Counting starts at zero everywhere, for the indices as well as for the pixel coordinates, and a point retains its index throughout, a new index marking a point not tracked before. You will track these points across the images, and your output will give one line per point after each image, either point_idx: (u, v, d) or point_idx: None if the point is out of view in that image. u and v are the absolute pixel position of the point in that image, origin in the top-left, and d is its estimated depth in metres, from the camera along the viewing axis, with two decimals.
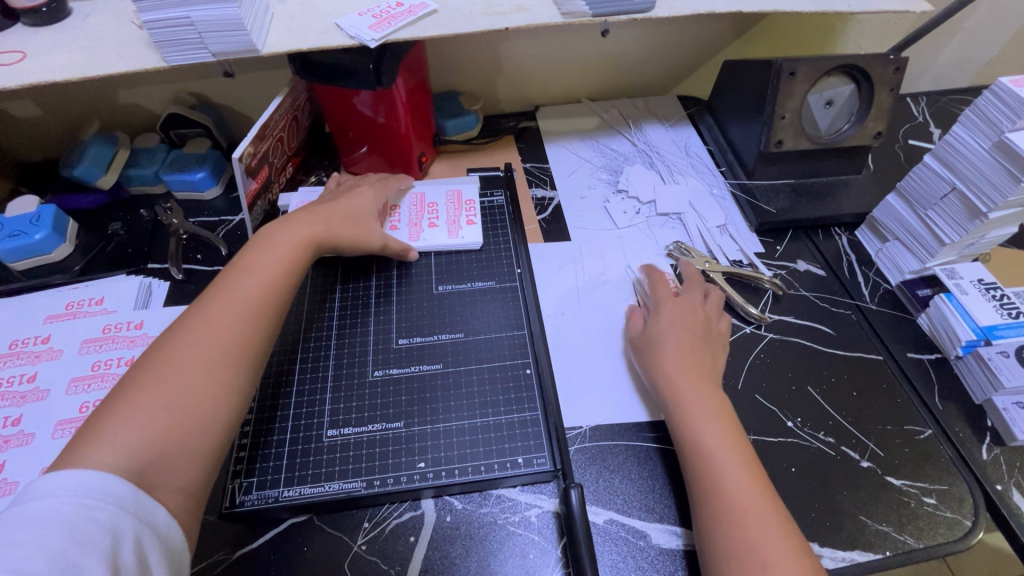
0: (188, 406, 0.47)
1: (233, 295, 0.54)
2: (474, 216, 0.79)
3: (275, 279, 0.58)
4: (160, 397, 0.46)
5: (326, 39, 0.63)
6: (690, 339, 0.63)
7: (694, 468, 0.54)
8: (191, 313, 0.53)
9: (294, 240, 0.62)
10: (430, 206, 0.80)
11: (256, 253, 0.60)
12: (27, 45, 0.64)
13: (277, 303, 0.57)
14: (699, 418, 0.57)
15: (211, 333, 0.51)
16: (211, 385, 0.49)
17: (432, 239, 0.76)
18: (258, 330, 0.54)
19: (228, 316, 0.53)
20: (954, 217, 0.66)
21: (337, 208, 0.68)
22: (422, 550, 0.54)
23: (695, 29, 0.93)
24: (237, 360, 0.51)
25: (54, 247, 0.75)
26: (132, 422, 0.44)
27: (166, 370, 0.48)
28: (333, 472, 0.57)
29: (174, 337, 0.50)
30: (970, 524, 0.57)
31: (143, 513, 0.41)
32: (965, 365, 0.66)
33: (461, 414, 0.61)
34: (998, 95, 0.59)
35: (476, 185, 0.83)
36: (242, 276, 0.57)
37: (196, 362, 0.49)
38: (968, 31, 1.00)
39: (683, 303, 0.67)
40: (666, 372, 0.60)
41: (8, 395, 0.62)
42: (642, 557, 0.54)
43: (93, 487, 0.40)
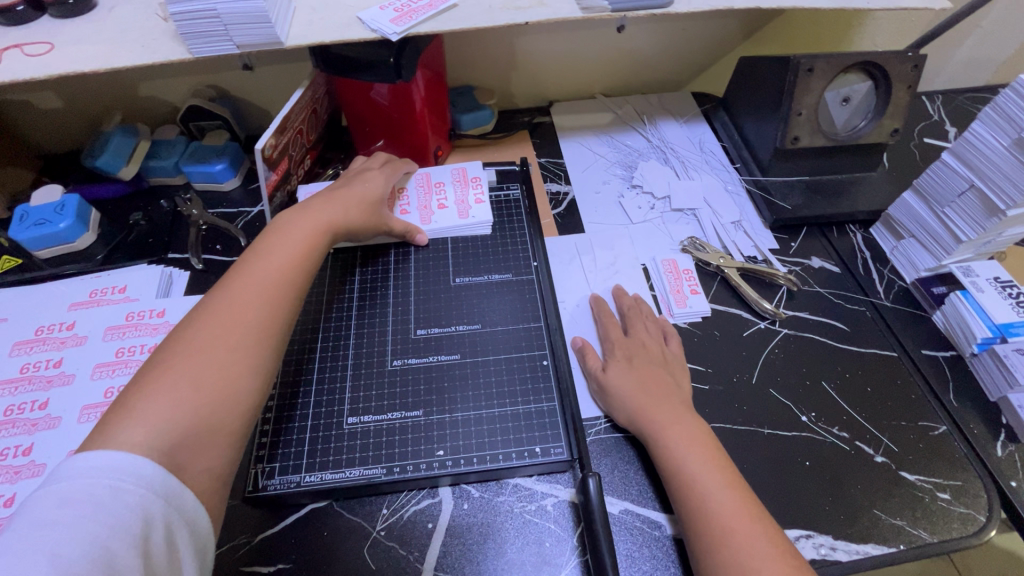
0: (214, 387, 0.48)
1: (253, 279, 0.55)
2: (482, 195, 0.80)
3: (292, 262, 0.58)
4: (186, 378, 0.47)
5: (348, 33, 0.64)
6: (648, 375, 0.61)
7: (675, 489, 0.54)
8: (211, 297, 0.54)
9: (313, 227, 0.62)
10: (437, 187, 0.80)
11: (275, 239, 0.60)
12: (55, 37, 0.65)
13: (295, 288, 0.57)
14: (673, 445, 0.56)
15: (235, 316, 0.52)
16: (236, 366, 0.49)
17: (443, 220, 0.77)
18: (278, 316, 0.54)
19: (250, 300, 0.53)
20: (971, 214, 0.66)
21: (351, 194, 0.68)
22: (439, 537, 0.55)
23: (709, 24, 0.93)
24: (261, 344, 0.52)
25: (77, 237, 0.76)
26: (159, 401, 0.45)
27: (192, 351, 0.49)
28: (354, 459, 0.58)
29: (196, 321, 0.51)
30: (984, 520, 0.58)
31: (173, 497, 0.42)
32: (980, 362, 0.66)
33: (478, 404, 0.61)
34: (1018, 92, 0.59)
35: (481, 164, 0.83)
36: (261, 260, 0.57)
37: (218, 345, 0.50)
38: (984, 29, 1.00)
39: (629, 339, 0.66)
40: (639, 407, 0.59)
41: (34, 379, 0.63)
42: (657, 547, 0.55)
43: (123, 469, 0.40)
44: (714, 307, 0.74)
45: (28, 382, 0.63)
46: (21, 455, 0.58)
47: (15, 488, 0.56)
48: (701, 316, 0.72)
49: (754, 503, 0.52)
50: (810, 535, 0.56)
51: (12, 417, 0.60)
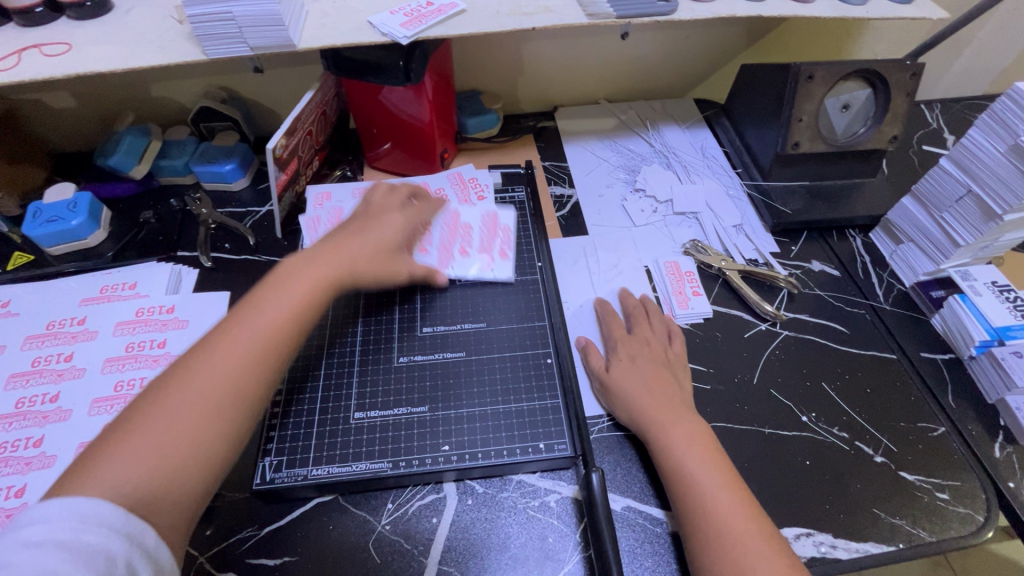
0: (177, 453, 0.44)
1: (244, 330, 0.50)
2: (508, 249, 0.76)
3: (286, 315, 0.52)
4: (150, 446, 0.43)
5: (358, 36, 0.65)
6: (651, 371, 0.63)
7: (674, 487, 0.54)
8: (198, 346, 0.49)
9: (317, 276, 0.56)
10: (464, 228, 0.77)
11: (277, 284, 0.54)
12: (73, 38, 0.66)
13: (286, 344, 0.52)
14: (672, 443, 0.56)
15: (215, 375, 0.47)
16: (202, 434, 0.45)
17: (462, 266, 0.74)
18: (260, 377, 0.49)
19: (232, 361, 0.48)
20: (968, 219, 0.67)
21: (364, 238, 0.62)
22: (443, 532, 0.56)
23: (712, 32, 0.95)
24: (238, 411, 0.47)
25: (89, 233, 0.77)
26: (123, 469, 0.42)
27: (163, 409, 0.45)
28: (360, 452, 0.58)
29: (172, 380, 0.47)
30: (982, 520, 0.58)
31: (135, 534, 0.39)
32: (978, 364, 0.67)
33: (484, 400, 0.62)
34: (1014, 99, 0.60)
35: (514, 215, 0.81)
36: (259, 306, 0.52)
37: (191, 411, 0.45)
38: (981, 40, 1.02)
39: (636, 339, 0.66)
40: (642, 407, 0.60)
41: (45, 372, 0.64)
42: (658, 543, 0.55)
43: (84, 512, 0.38)
44: (716, 309, 0.75)
45: (39, 375, 0.64)
46: (32, 447, 0.58)
47: (25, 479, 0.56)
48: (703, 317, 0.73)
49: (755, 507, 0.52)
50: (810, 533, 0.57)
51: (23, 410, 0.61)
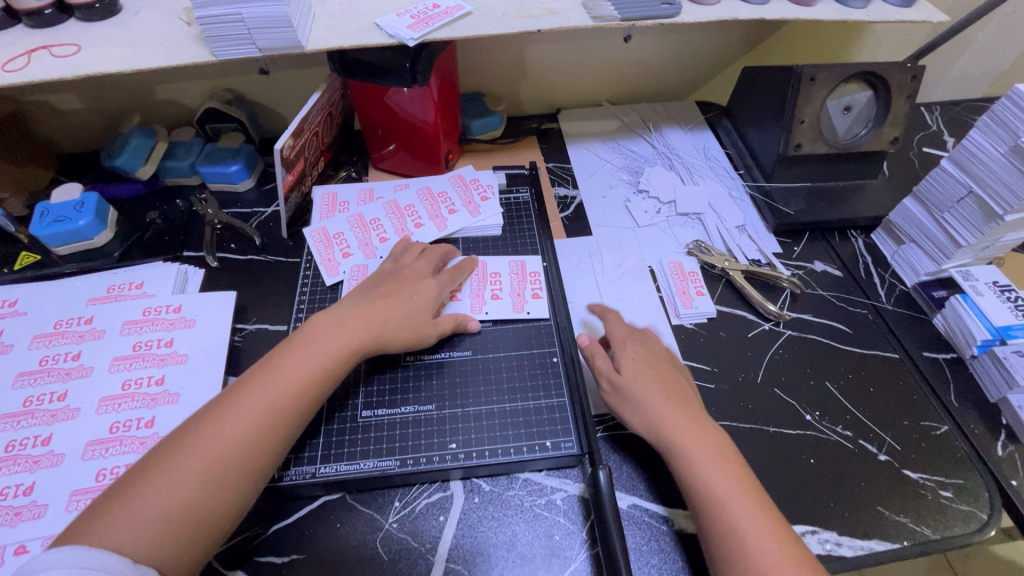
0: (181, 514, 0.45)
1: (259, 395, 0.52)
2: (540, 290, 0.72)
3: (307, 378, 0.54)
4: (161, 498, 0.45)
5: (366, 37, 0.66)
6: (660, 375, 0.60)
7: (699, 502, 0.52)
8: (215, 407, 0.51)
9: (339, 342, 0.57)
10: (493, 278, 0.73)
11: (302, 346, 0.56)
12: (82, 39, 0.67)
13: (304, 408, 0.54)
14: (695, 454, 0.54)
15: (227, 439, 0.49)
16: (207, 497, 0.46)
17: (496, 315, 0.69)
18: (274, 440, 0.51)
19: (253, 423, 0.50)
20: (969, 219, 0.68)
21: (394, 307, 0.62)
22: (450, 530, 0.56)
23: (714, 35, 0.96)
24: (244, 477, 0.49)
25: (95, 234, 0.77)
26: (140, 518, 0.44)
27: (175, 469, 0.46)
28: (368, 451, 0.59)
29: (186, 440, 0.48)
30: (985, 518, 0.59)
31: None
32: (980, 364, 0.68)
33: (490, 399, 0.62)
34: (1014, 101, 0.61)
35: (541, 259, 0.76)
36: (276, 370, 0.54)
37: (206, 468, 0.47)
38: (980, 43, 1.03)
39: (645, 344, 0.63)
40: (659, 413, 0.56)
41: (53, 371, 0.64)
42: (664, 541, 0.56)
43: (94, 560, 0.40)
44: (719, 309, 0.75)
45: (46, 374, 0.64)
46: (40, 445, 0.58)
47: (33, 478, 0.56)
48: (707, 316, 0.74)
49: (777, 516, 0.51)
50: (814, 531, 0.57)
51: (31, 408, 0.61)
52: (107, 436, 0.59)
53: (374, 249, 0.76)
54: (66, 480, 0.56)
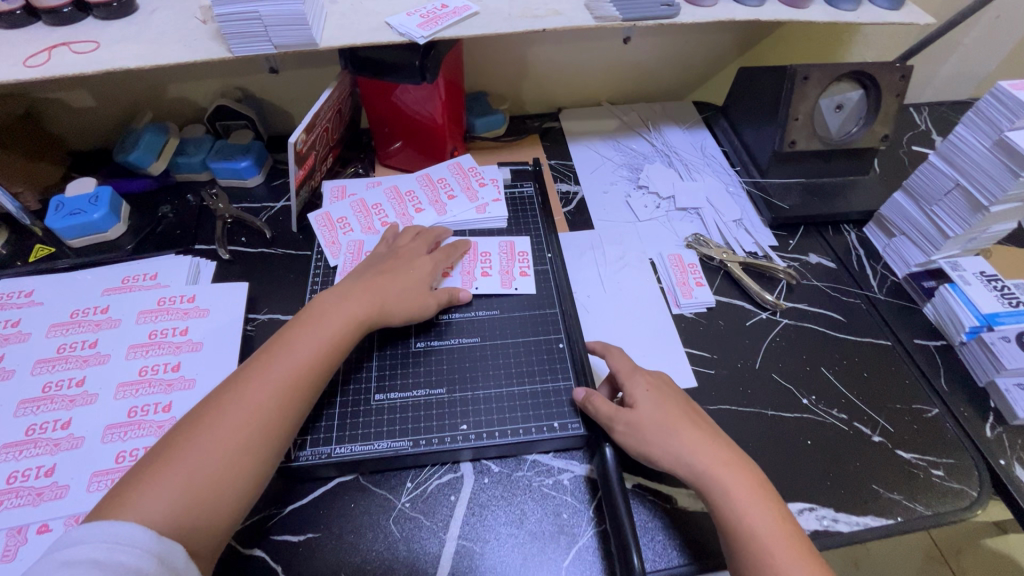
0: (204, 487, 0.47)
1: (272, 371, 0.54)
2: (528, 268, 0.75)
3: (314, 356, 0.56)
4: (182, 473, 0.46)
5: (377, 36, 0.68)
6: (681, 413, 0.58)
7: (741, 547, 0.51)
8: (231, 383, 0.53)
9: (344, 321, 0.59)
10: (484, 256, 0.76)
11: (307, 326, 0.58)
12: (100, 37, 0.69)
13: (313, 385, 0.55)
14: (737, 498, 0.52)
15: (243, 414, 0.51)
16: (227, 470, 0.48)
17: (484, 290, 0.73)
18: (287, 416, 0.53)
19: (265, 399, 0.52)
20: (957, 211, 0.71)
21: (392, 282, 0.64)
22: (461, 508, 0.58)
23: (710, 37, 0.99)
24: (262, 448, 0.50)
25: (109, 227, 0.79)
26: (162, 492, 0.45)
27: (196, 444, 0.48)
28: (382, 432, 0.60)
29: (205, 416, 0.50)
30: (975, 495, 0.61)
31: (165, 558, 0.42)
32: (968, 350, 0.70)
33: (498, 382, 0.65)
34: (998, 97, 0.65)
35: (529, 240, 0.79)
36: (288, 346, 0.56)
37: (223, 444, 0.49)
38: (965, 47, 1.07)
39: (654, 379, 0.61)
40: (692, 450, 0.55)
41: (71, 359, 0.65)
42: (668, 518, 0.58)
43: (119, 535, 0.41)
44: (718, 299, 0.77)
45: (64, 361, 0.65)
46: (60, 429, 0.60)
47: (53, 460, 0.58)
48: (706, 306, 0.76)
49: (805, 544, 0.51)
50: (812, 508, 0.59)
51: (50, 394, 0.62)
52: (125, 420, 0.61)
53: (375, 230, 0.79)
54: (85, 462, 0.58)
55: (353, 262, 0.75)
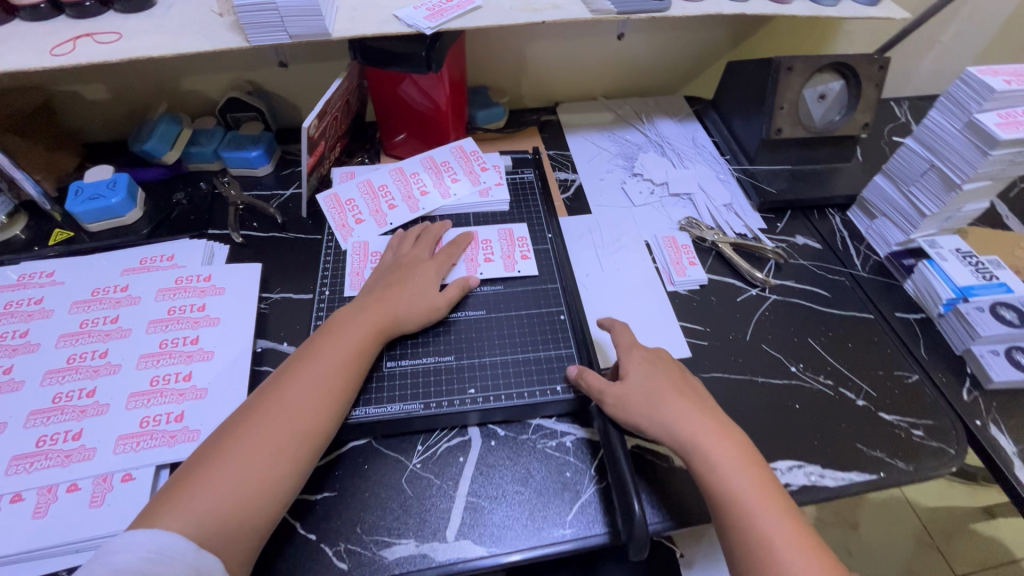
0: (247, 488, 0.50)
1: (306, 377, 0.58)
2: (528, 251, 0.79)
3: (342, 367, 0.60)
4: (227, 475, 0.50)
5: (386, 27, 0.72)
6: (670, 382, 0.61)
7: (725, 508, 0.54)
8: (270, 389, 0.57)
9: (369, 324, 0.63)
10: (484, 243, 0.79)
11: (336, 331, 0.63)
12: (122, 28, 0.72)
13: (344, 387, 0.59)
14: (720, 462, 0.55)
15: (281, 418, 0.54)
16: (267, 472, 0.52)
17: (489, 275, 0.75)
18: (323, 418, 0.56)
19: (299, 406, 0.55)
20: (933, 191, 0.76)
21: (402, 288, 0.67)
22: (470, 468, 0.61)
23: (700, 34, 1.04)
24: (299, 450, 0.54)
25: (126, 212, 0.82)
26: (210, 492, 0.49)
27: (238, 448, 0.52)
28: (394, 396, 0.64)
29: (246, 420, 0.54)
30: (953, 452, 0.65)
31: (201, 568, 0.45)
32: (946, 321, 0.75)
33: (503, 350, 0.68)
34: (967, 82, 0.69)
35: (526, 226, 0.83)
36: (320, 353, 0.60)
37: (263, 448, 0.52)
38: (943, 44, 1.12)
39: (648, 354, 0.65)
40: (676, 416, 0.58)
41: (93, 333, 0.68)
42: (665, 475, 0.62)
43: (162, 546, 0.44)
44: (710, 277, 0.81)
45: (87, 335, 0.68)
46: (86, 396, 0.63)
47: (80, 425, 0.60)
48: (699, 284, 0.80)
49: (788, 506, 0.54)
50: (801, 465, 0.63)
51: (75, 364, 0.65)
52: (148, 387, 0.64)
53: (383, 215, 0.82)
54: (111, 426, 0.60)
55: (360, 262, 0.77)
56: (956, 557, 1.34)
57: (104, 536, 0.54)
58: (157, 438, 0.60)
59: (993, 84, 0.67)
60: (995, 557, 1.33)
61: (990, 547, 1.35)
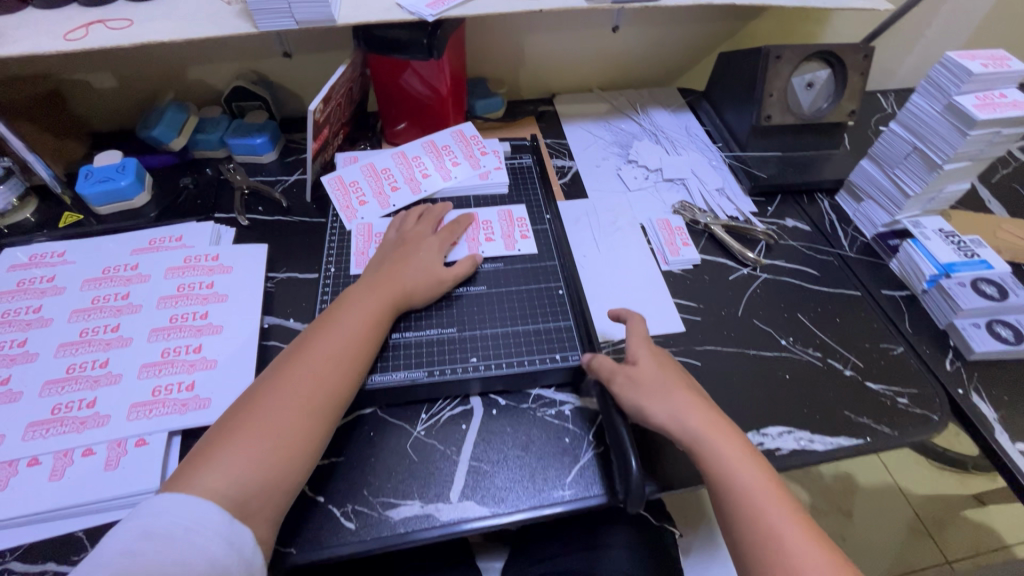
0: (273, 454, 0.52)
1: (321, 350, 0.59)
2: (527, 231, 0.81)
3: (355, 337, 0.62)
4: (251, 443, 0.52)
5: (389, 14, 0.75)
6: (673, 377, 0.62)
7: (732, 504, 0.54)
8: (287, 362, 0.59)
9: (378, 299, 0.65)
10: (484, 224, 0.81)
11: (346, 306, 0.64)
12: (133, 15, 0.75)
13: (358, 359, 0.61)
14: (725, 459, 0.55)
15: (300, 388, 0.56)
16: (289, 438, 0.53)
17: (490, 254, 0.78)
18: (339, 387, 0.58)
19: (313, 377, 0.57)
20: (916, 172, 0.79)
21: (408, 262, 0.70)
22: (472, 435, 0.63)
23: (693, 27, 1.07)
24: (318, 418, 0.56)
25: (134, 195, 0.84)
26: (234, 458, 0.51)
27: (259, 416, 0.54)
28: (398, 364, 0.66)
29: (265, 391, 0.56)
30: (937, 418, 0.67)
31: (235, 542, 0.47)
32: (929, 297, 0.78)
33: (504, 323, 0.70)
34: (947, 66, 0.72)
35: (525, 207, 0.85)
36: (333, 326, 0.62)
37: (284, 416, 0.54)
38: (928, 38, 1.16)
39: (652, 346, 0.65)
40: (679, 406, 0.59)
41: (105, 308, 0.70)
42: (662, 441, 0.64)
43: (196, 514, 0.46)
44: (703, 258, 0.84)
45: (99, 310, 0.70)
46: (99, 367, 0.64)
47: (94, 393, 0.62)
48: (692, 263, 0.83)
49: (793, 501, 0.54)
50: (790, 430, 0.66)
51: (87, 337, 0.67)
52: (160, 359, 0.66)
53: (387, 197, 0.84)
54: (123, 395, 0.62)
55: (365, 242, 0.80)
56: (948, 544, 1.37)
57: (119, 497, 0.56)
58: (169, 406, 0.62)
59: (970, 67, 0.70)
60: (988, 543, 1.35)
61: (982, 533, 1.38)
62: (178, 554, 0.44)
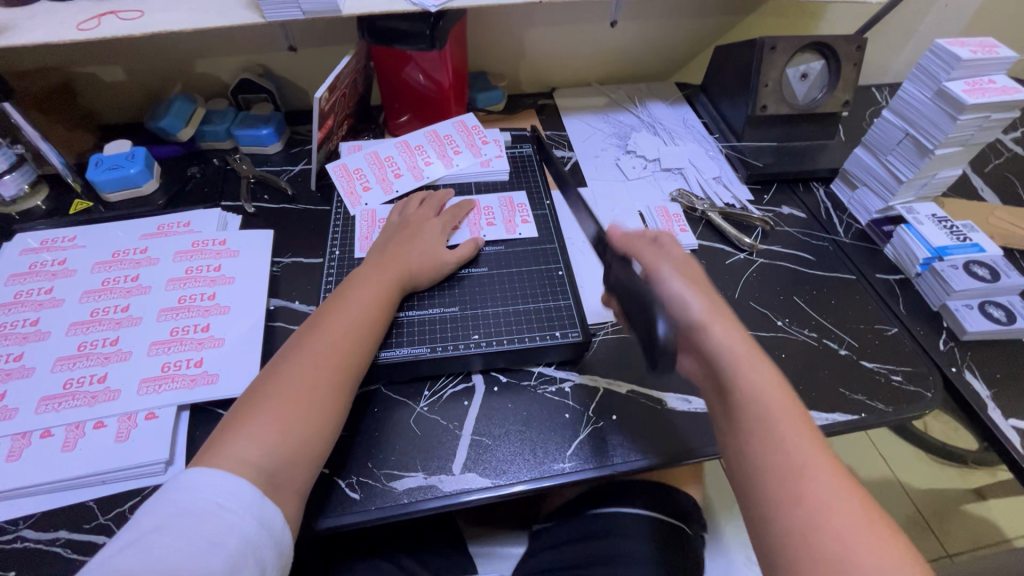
0: (296, 426, 0.53)
1: (332, 326, 0.61)
2: (528, 216, 0.83)
3: (367, 314, 0.63)
4: (274, 416, 0.53)
5: (393, 4, 0.77)
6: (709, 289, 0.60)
7: (750, 423, 0.51)
8: (300, 339, 0.60)
9: (384, 278, 0.67)
10: (486, 210, 0.83)
11: (353, 285, 0.66)
12: (144, 7, 0.77)
13: (368, 335, 0.62)
14: (746, 377, 0.53)
15: (317, 363, 0.57)
16: (309, 409, 0.54)
17: (491, 238, 0.80)
18: (353, 362, 0.60)
19: (328, 351, 0.58)
20: (908, 158, 0.80)
21: (411, 244, 0.72)
22: (474, 411, 0.65)
23: (689, 22, 1.09)
24: (335, 391, 0.57)
25: (143, 182, 0.85)
26: (257, 431, 0.51)
27: (278, 389, 0.55)
28: (402, 340, 0.67)
29: (282, 366, 0.57)
30: (930, 395, 0.69)
31: (265, 520, 0.47)
32: (923, 280, 0.79)
33: (506, 302, 0.72)
34: (936, 53, 0.74)
35: (526, 194, 0.87)
36: (343, 304, 0.63)
37: (302, 388, 0.55)
38: (921, 33, 1.18)
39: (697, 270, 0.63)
40: (724, 343, 0.55)
41: (115, 289, 0.72)
42: (661, 416, 0.65)
43: (225, 490, 0.47)
44: (700, 243, 0.86)
45: (110, 292, 0.71)
46: (109, 345, 0.66)
47: (105, 369, 0.64)
48: (690, 248, 0.84)
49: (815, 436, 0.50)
50: None
51: (98, 317, 0.69)
52: (169, 337, 0.67)
53: (390, 184, 0.86)
54: (133, 371, 0.64)
55: (368, 227, 0.81)
56: (948, 536, 1.37)
57: (129, 467, 0.57)
58: (178, 381, 0.63)
59: (960, 53, 0.72)
60: (988, 536, 1.36)
61: (982, 526, 1.38)
62: (197, 520, 0.44)
